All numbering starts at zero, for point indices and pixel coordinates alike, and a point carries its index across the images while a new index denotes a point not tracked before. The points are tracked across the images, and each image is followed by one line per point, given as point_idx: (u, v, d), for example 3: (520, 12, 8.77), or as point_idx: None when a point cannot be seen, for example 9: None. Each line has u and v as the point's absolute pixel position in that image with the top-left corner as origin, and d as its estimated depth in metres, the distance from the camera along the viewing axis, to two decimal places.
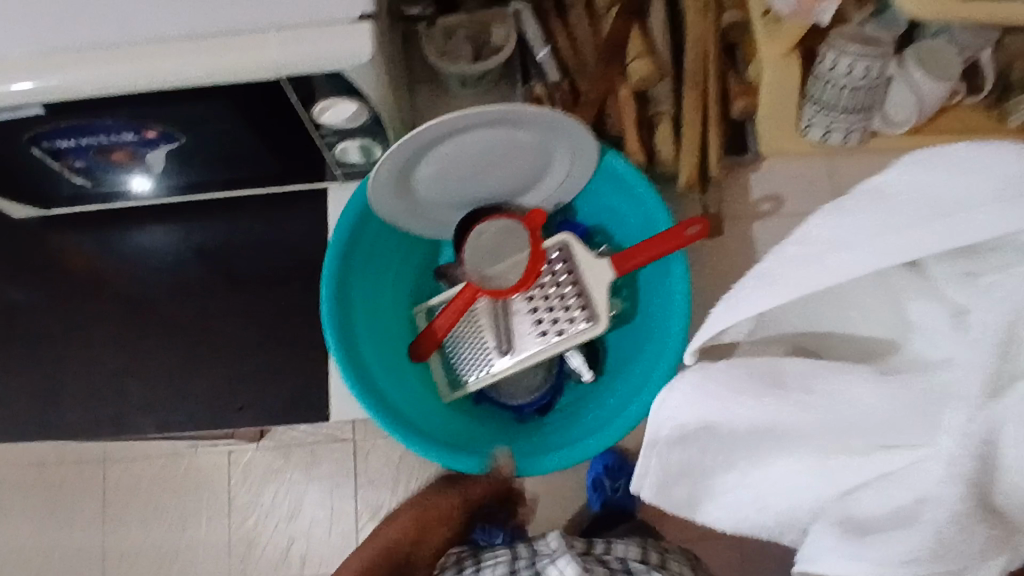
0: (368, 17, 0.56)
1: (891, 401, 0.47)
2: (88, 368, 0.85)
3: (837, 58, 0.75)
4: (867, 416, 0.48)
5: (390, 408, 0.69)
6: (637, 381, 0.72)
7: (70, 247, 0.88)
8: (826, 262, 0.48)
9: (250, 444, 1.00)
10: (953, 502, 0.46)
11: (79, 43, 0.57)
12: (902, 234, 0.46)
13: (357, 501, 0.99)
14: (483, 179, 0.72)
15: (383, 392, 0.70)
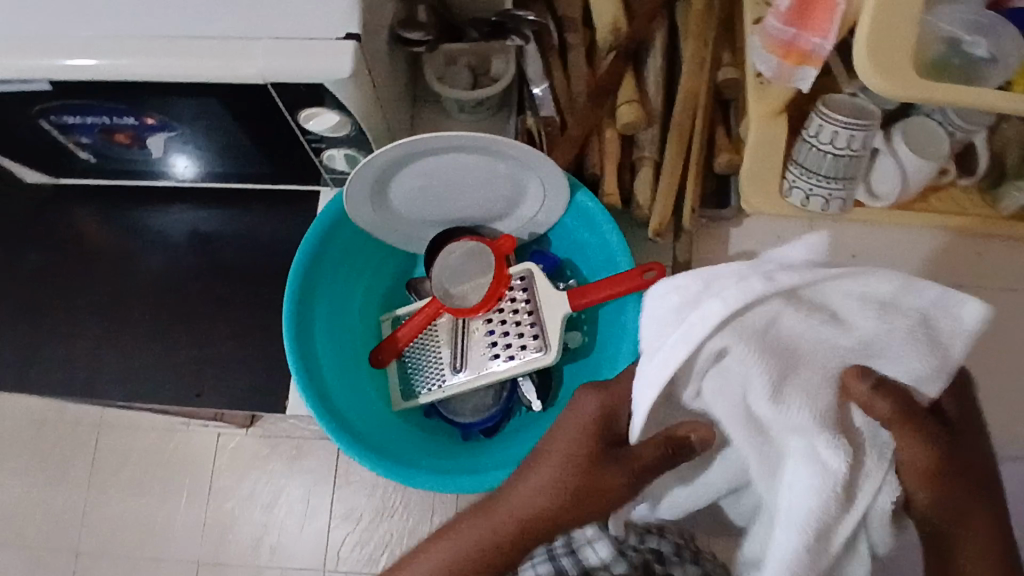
0: (353, 37, 0.60)
1: (807, 457, 0.52)
2: (75, 333, 0.89)
3: (822, 125, 0.77)
4: (800, 474, 0.52)
5: (334, 409, 0.72)
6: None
7: (76, 217, 0.93)
8: (707, 354, 0.51)
9: (239, 429, 1.00)
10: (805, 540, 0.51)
11: (91, 33, 0.62)
12: (805, 345, 0.52)
13: (333, 501, 0.98)
14: (456, 199, 0.76)
15: (331, 393, 0.73)
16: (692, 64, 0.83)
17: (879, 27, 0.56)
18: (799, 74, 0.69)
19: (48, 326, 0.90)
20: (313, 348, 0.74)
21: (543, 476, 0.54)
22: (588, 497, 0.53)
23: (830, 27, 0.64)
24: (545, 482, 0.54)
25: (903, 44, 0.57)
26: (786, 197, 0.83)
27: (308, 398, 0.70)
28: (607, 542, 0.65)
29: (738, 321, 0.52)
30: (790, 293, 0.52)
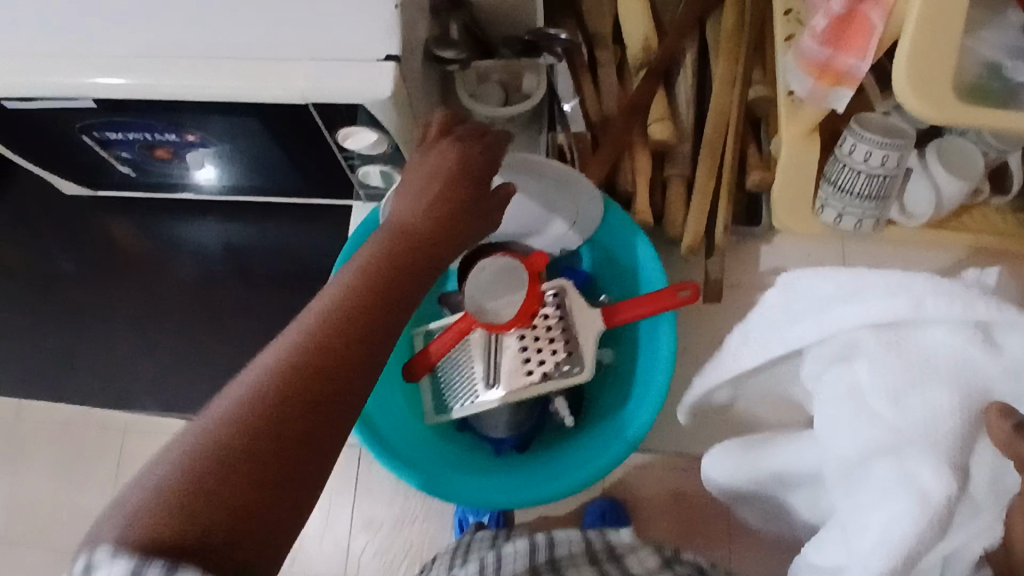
0: (394, 58, 0.61)
1: (926, 442, 0.56)
2: (107, 342, 0.91)
3: (856, 144, 0.77)
4: (921, 452, 0.56)
5: (374, 428, 0.76)
6: (611, 433, 0.75)
7: (111, 226, 0.95)
8: (874, 321, 0.59)
9: None
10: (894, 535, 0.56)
11: (134, 50, 0.63)
12: (928, 373, 0.57)
13: (353, 510, 0.95)
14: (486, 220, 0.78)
15: (370, 411, 0.77)
16: (723, 82, 0.83)
17: (919, 50, 0.56)
18: (833, 96, 0.69)
19: (85, 334, 0.91)
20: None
21: (412, 200, 0.51)
22: (416, 270, 0.47)
23: (868, 48, 0.64)
24: (420, 198, 0.51)
25: (941, 68, 0.57)
26: (819, 215, 0.83)
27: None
28: (651, 553, 0.69)
29: (906, 309, 0.58)
30: (942, 311, 0.57)
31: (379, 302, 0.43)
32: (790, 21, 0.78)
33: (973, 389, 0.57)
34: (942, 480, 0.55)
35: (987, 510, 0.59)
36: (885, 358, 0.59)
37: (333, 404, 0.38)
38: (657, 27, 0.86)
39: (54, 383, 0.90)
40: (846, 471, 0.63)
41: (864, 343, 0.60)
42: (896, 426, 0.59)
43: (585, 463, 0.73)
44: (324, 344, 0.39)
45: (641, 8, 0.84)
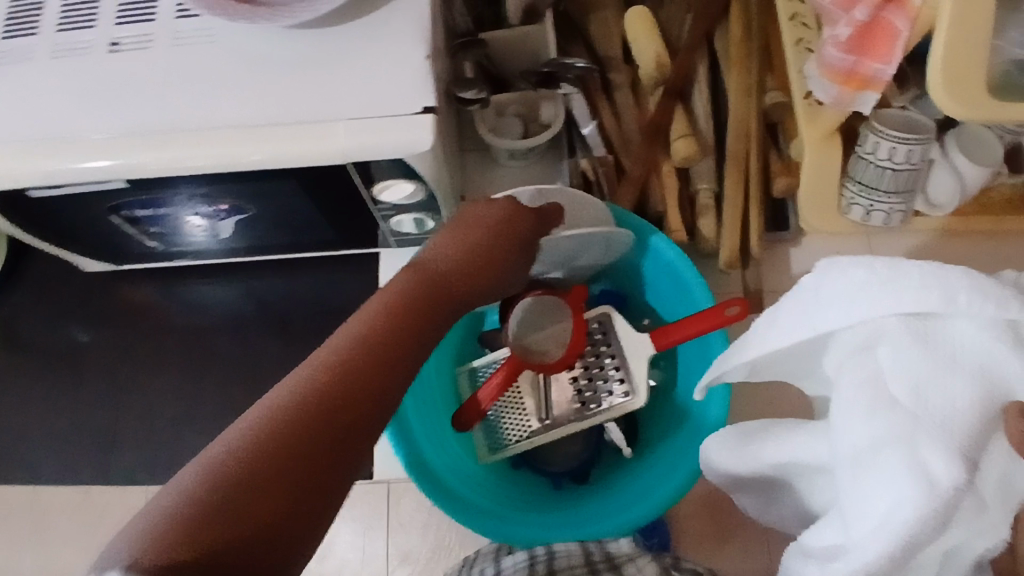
0: (430, 110, 0.61)
1: (941, 420, 0.48)
2: (145, 411, 0.92)
3: (879, 142, 0.77)
4: (934, 425, 0.48)
5: (429, 472, 0.73)
6: (672, 459, 0.75)
7: (138, 295, 0.96)
8: (816, 293, 0.54)
9: None
10: (906, 521, 0.48)
11: (164, 130, 0.63)
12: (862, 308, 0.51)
13: (388, 546, 0.92)
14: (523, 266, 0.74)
15: (425, 456, 0.74)
16: (739, 92, 0.84)
17: (952, 51, 0.57)
18: (859, 100, 0.70)
19: (125, 407, 0.93)
20: (405, 410, 0.75)
21: (447, 245, 0.59)
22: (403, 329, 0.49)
23: (893, 54, 0.65)
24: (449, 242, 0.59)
25: (975, 67, 0.58)
26: (846, 214, 0.84)
27: (406, 463, 0.72)
28: (651, 560, 0.64)
29: (875, 279, 0.51)
30: (938, 280, 0.49)
31: (377, 357, 0.46)
32: (796, 25, 0.79)
33: (931, 329, 0.49)
34: (918, 455, 0.48)
35: (994, 512, 0.51)
36: (910, 349, 0.49)
37: (353, 425, 0.43)
38: (666, 46, 0.87)
39: (98, 460, 0.91)
40: (855, 469, 0.52)
41: (887, 330, 0.51)
42: (914, 416, 0.49)
43: (648, 492, 0.73)
44: (326, 394, 0.43)
45: (647, 31, 0.84)
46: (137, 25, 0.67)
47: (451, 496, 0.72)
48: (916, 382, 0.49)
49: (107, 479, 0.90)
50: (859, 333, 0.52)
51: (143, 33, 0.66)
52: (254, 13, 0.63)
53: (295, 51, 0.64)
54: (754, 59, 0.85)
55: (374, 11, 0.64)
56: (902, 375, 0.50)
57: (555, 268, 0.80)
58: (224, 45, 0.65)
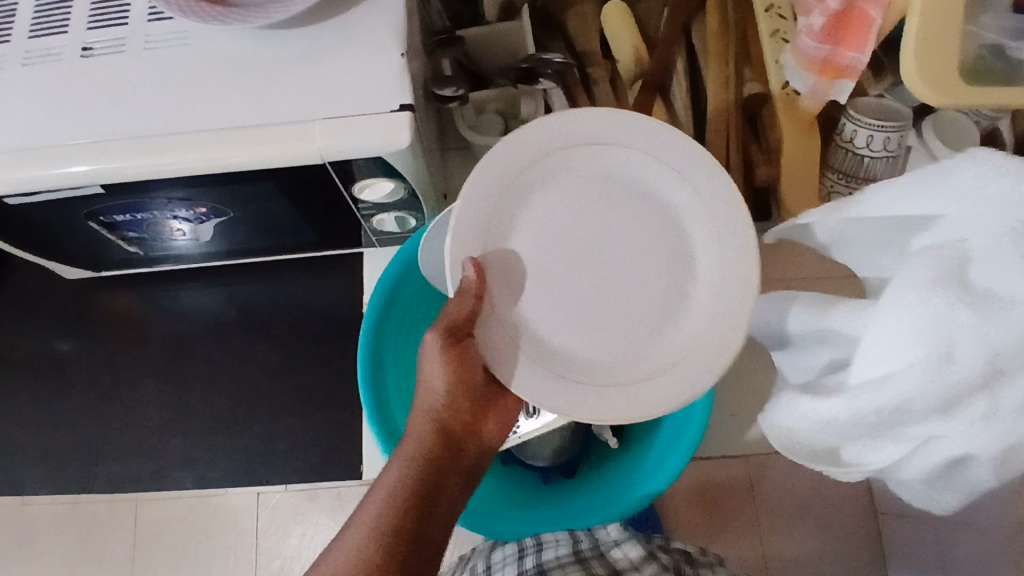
0: (407, 107, 0.61)
1: (930, 322, 0.49)
2: (132, 419, 0.92)
3: (857, 130, 0.78)
4: (925, 323, 0.50)
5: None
6: (651, 465, 0.74)
7: (120, 302, 0.95)
8: (902, 189, 0.53)
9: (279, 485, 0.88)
10: (920, 400, 0.51)
11: (139, 135, 0.62)
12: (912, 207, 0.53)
13: None
14: (603, 328, 0.59)
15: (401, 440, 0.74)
16: (717, 84, 0.84)
17: (925, 35, 0.58)
18: (835, 88, 0.69)
19: (109, 415, 0.92)
20: (384, 393, 0.75)
21: (439, 375, 0.59)
22: (470, 406, 0.61)
23: (867, 42, 0.66)
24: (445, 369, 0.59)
25: (948, 51, 0.59)
26: (827, 203, 0.85)
27: (381, 441, 0.71)
28: (636, 544, 0.70)
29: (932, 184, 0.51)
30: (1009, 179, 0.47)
31: (461, 434, 0.61)
32: (772, 16, 0.79)
33: (952, 242, 0.51)
34: (953, 349, 0.49)
35: (1004, 412, 0.51)
36: (929, 276, 0.50)
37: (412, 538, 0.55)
38: (644, 39, 0.87)
39: (83, 470, 0.91)
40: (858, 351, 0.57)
41: (938, 253, 0.51)
42: (941, 317, 0.49)
43: (624, 494, 0.73)
44: (428, 474, 0.58)
45: (626, 25, 0.85)
46: (111, 29, 0.66)
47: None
48: (960, 264, 0.50)
49: (93, 488, 0.90)
50: (947, 253, 0.50)
51: (117, 37, 0.66)
52: (226, 14, 0.62)
53: (269, 52, 0.63)
54: (731, 51, 0.85)
55: (348, 10, 0.64)
56: (963, 268, 0.49)
57: None
58: (197, 47, 0.64)
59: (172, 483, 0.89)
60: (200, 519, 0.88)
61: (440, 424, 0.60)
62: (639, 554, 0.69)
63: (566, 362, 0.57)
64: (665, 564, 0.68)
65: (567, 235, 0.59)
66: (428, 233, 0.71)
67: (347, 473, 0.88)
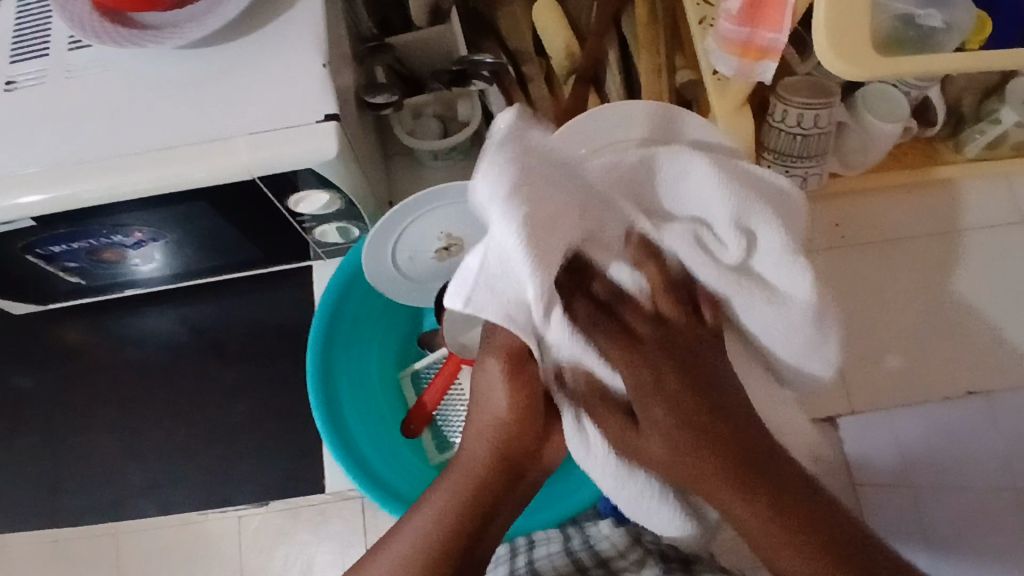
0: (333, 116, 0.61)
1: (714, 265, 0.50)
2: (92, 451, 0.91)
3: (786, 109, 0.79)
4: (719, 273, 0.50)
5: (359, 460, 0.75)
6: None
7: (72, 334, 0.94)
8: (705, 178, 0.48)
9: (258, 506, 0.88)
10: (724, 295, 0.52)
11: (64, 164, 0.62)
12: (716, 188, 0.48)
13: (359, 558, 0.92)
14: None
15: (357, 444, 0.76)
16: (650, 74, 0.85)
17: (834, 11, 0.59)
18: (760, 68, 0.71)
19: (67, 449, 0.91)
20: (336, 398, 0.77)
21: (501, 400, 0.57)
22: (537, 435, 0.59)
23: (782, 22, 0.66)
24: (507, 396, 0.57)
25: (858, 26, 0.59)
26: None
27: (332, 446, 0.73)
28: (621, 532, 0.78)
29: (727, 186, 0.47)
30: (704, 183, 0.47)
31: (522, 463, 0.60)
32: (700, 4, 0.78)
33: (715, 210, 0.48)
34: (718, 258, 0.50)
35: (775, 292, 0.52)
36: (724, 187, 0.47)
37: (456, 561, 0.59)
38: (575, 34, 0.88)
39: (45, 505, 0.90)
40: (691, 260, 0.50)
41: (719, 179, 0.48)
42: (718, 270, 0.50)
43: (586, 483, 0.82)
44: (487, 496, 0.60)
45: (556, 20, 0.85)
46: (32, 61, 0.66)
47: (375, 480, 0.74)
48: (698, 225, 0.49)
49: (57, 523, 0.89)
50: (719, 168, 0.48)
51: (37, 68, 0.65)
52: (141, 36, 0.63)
53: (191, 71, 0.63)
54: (661, 40, 0.86)
55: (270, 25, 0.64)
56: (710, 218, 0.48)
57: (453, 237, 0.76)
58: (119, 71, 0.64)
59: (137, 512, 0.89)
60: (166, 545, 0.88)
61: (501, 449, 0.59)
62: (622, 541, 0.77)
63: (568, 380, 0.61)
64: (648, 549, 0.76)
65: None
66: (369, 243, 0.73)
67: (312, 487, 0.88)
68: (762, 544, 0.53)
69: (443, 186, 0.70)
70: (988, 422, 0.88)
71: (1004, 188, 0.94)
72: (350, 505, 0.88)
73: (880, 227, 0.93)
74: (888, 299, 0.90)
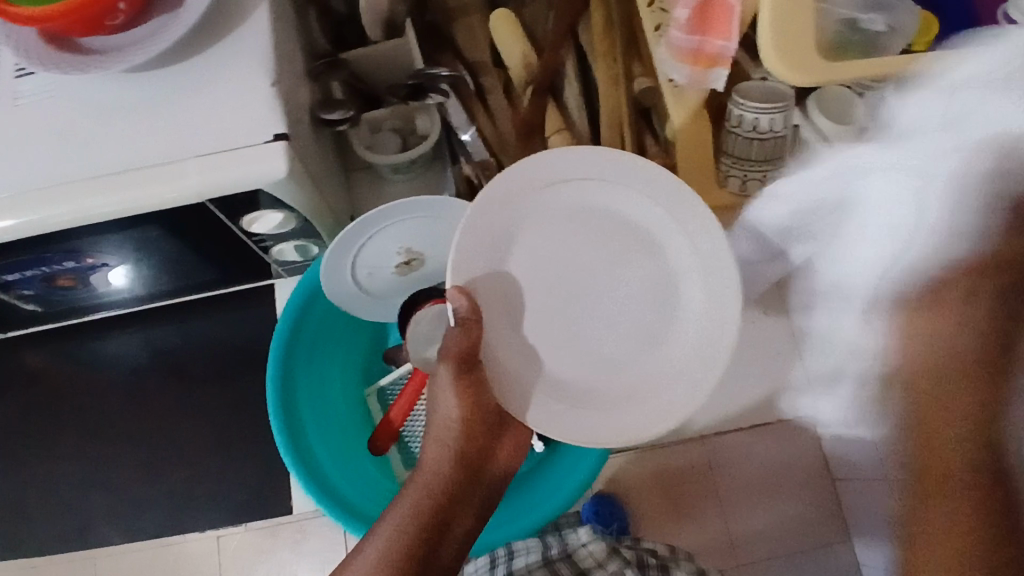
0: (282, 136, 0.61)
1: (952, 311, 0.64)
2: (59, 480, 0.90)
3: (743, 114, 0.80)
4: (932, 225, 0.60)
5: (324, 482, 0.74)
6: (559, 479, 0.81)
7: (34, 363, 0.93)
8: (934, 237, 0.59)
9: (237, 525, 0.87)
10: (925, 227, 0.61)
11: (8, 192, 0.61)
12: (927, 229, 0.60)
13: None
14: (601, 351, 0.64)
15: (324, 468, 0.76)
16: (607, 82, 0.85)
17: (779, 17, 0.59)
18: (712, 76, 0.71)
19: (32, 476, 0.90)
20: (299, 422, 0.77)
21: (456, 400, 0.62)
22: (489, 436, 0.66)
23: (731, 29, 0.68)
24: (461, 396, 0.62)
25: (802, 34, 0.60)
26: (723, 186, 0.89)
27: (297, 471, 0.72)
28: (600, 543, 0.77)
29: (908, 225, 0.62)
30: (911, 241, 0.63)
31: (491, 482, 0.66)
32: (654, 11, 0.77)
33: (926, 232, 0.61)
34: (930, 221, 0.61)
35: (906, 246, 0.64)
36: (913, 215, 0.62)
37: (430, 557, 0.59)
38: (532, 44, 0.88)
39: (11, 535, 0.89)
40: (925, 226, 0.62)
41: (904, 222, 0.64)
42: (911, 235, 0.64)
43: (539, 508, 0.79)
44: (452, 495, 0.62)
45: (513, 31, 0.85)
46: None
47: (340, 502, 0.73)
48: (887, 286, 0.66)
49: (23, 553, 0.88)
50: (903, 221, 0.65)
51: None
52: (85, 61, 0.62)
53: (135, 94, 0.63)
54: (618, 47, 0.86)
55: (217, 45, 0.64)
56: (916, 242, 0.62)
57: (403, 252, 0.76)
58: (64, 96, 0.63)
59: (106, 540, 0.88)
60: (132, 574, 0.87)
61: (461, 451, 0.64)
62: (601, 549, 0.77)
63: (558, 386, 0.62)
64: (626, 558, 0.75)
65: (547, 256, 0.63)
66: (327, 261, 0.72)
67: (279, 508, 0.88)
68: (933, 512, 0.51)
69: (395, 201, 0.70)
70: None
71: None
72: (319, 525, 0.87)
73: None
74: None
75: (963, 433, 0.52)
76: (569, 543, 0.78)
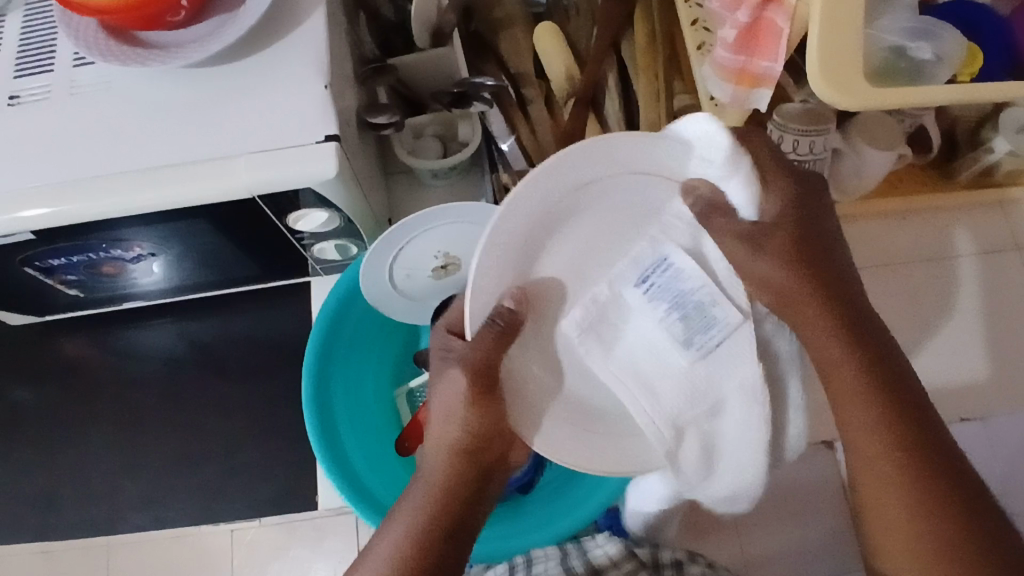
0: (333, 137, 0.62)
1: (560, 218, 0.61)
2: (86, 465, 0.92)
3: (782, 136, 0.81)
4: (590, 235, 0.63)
5: (352, 479, 0.75)
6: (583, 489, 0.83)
7: (71, 348, 0.96)
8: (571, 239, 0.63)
9: (255, 519, 0.88)
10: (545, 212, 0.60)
11: (61, 180, 0.63)
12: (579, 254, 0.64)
13: None
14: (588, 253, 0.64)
15: (353, 465, 0.77)
16: (648, 98, 0.87)
17: (829, 40, 0.60)
18: (754, 97, 0.72)
19: (60, 463, 0.92)
20: (330, 416, 0.78)
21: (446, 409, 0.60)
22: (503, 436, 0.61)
23: (778, 51, 0.69)
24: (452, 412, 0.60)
25: (847, 56, 0.61)
26: None
27: (328, 466, 0.74)
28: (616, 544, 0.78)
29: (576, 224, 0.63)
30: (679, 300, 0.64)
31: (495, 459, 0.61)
32: (698, 29, 0.78)
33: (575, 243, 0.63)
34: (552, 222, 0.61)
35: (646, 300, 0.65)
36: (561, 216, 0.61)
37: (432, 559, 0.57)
38: (575, 58, 0.89)
39: (34, 516, 0.91)
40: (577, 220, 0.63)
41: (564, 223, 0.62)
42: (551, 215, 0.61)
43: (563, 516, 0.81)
44: (456, 502, 0.59)
45: (557, 45, 0.87)
46: (36, 75, 0.67)
47: (365, 497, 0.74)
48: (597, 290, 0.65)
49: (44, 538, 0.90)
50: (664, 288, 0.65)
51: (41, 85, 0.67)
52: (145, 55, 0.64)
53: (190, 91, 0.65)
54: (659, 61, 0.88)
55: (275, 47, 0.66)
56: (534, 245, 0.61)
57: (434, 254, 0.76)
58: (123, 90, 0.65)
59: (125, 528, 0.89)
60: (152, 563, 0.88)
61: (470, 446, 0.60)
62: (618, 551, 0.77)
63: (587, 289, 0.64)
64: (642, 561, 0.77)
65: (589, 242, 0.64)
66: (367, 259, 0.73)
67: (300, 504, 0.89)
68: (864, 447, 0.57)
69: (433, 207, 0.70)
70: (986, 446, 0.89)
71: (998, 216, 0.98)
72: (339, 524, 0.88)
73: (883, 252, 0.96)
74: (881, 313, 0.94)
75: (880, 395, 0.57)
76: (587, 549, 0.78)
